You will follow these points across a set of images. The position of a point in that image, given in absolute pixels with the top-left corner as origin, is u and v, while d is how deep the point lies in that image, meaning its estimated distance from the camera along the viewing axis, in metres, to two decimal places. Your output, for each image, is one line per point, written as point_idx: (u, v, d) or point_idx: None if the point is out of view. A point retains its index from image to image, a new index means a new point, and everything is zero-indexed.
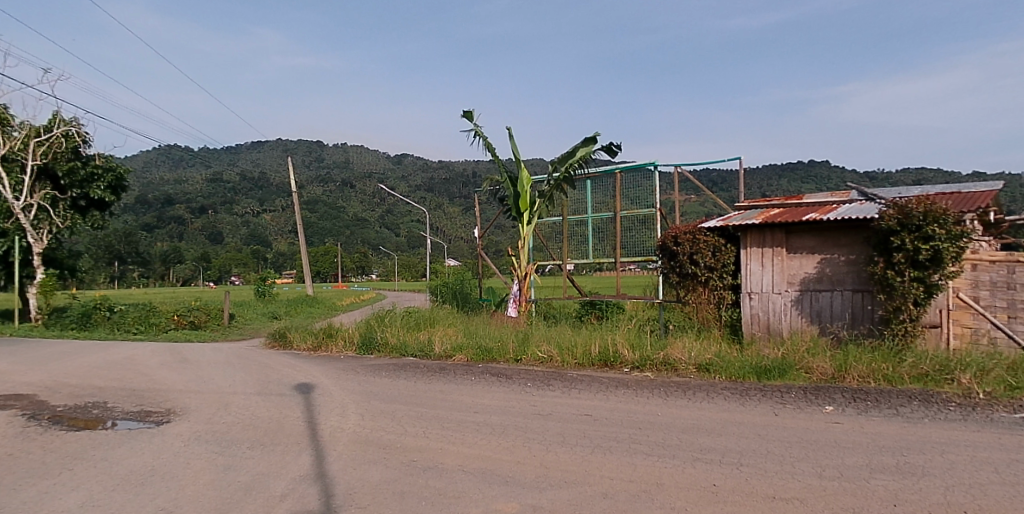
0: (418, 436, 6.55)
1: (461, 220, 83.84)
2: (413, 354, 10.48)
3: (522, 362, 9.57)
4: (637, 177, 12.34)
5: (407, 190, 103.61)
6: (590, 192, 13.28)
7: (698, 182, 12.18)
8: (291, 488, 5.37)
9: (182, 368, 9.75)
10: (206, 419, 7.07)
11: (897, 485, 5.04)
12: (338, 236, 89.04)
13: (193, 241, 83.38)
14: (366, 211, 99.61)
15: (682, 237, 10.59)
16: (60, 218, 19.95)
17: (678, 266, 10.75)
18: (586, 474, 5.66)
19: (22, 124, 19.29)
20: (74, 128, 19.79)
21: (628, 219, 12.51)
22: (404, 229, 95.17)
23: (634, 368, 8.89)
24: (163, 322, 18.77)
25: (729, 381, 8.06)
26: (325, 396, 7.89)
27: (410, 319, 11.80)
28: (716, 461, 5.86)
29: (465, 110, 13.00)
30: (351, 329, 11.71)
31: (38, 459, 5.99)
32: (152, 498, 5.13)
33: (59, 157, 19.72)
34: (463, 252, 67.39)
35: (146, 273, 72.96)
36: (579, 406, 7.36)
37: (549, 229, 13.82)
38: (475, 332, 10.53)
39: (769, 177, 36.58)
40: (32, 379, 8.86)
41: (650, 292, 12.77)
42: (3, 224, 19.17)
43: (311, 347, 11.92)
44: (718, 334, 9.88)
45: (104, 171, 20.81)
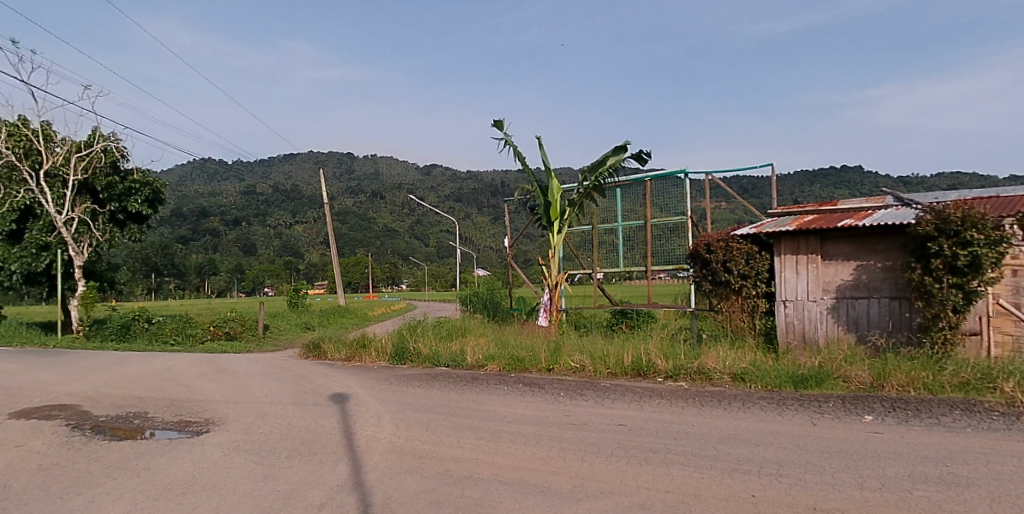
0: (452, 446, 6.58)
1: (490, 230, 83.76)
2: (445, 364, 10.46)
3: (555, 372, 9.49)
4: (667, 185, 12.22)
5: (435, 200, 104.15)
6: (620, 201, 13.27)
7: (730, 189, 12.04)
8: (329, 497, 5.51)
9: (220, 378, 9.82)
10: (244, 429, 7.13)
11: (940, 496, 4.93)
12: (369, 246, 89.62)
13: (225, 252, 84.58)
14: (393, 221, 100.44)
15: (714, 245, 10.47)
16: (99, 231, 20.36)
17: (711, 274, 10.62)
18: (623, 485, 5.65)
19: (64, 140, 19.75)
20: (113, 143, 20.18)
21: (659, 227, 12.38)
22: (432, 240, 95.21)
23: (667, 378, 8.76)
24: (199, 333, 18.97)
25: (764, 390, 7.91)
26: (358, 405, 7.94)
27: (441, 330, 11.79)
28: (754, 472, 5.82)
29: (495, 121, 13.05)
30: (383, 340, 11.71)
31: (84, 470, 6.19)
32: (194, 509, 5.30)
33: (98, 172, 20.12)
34: (493, 261, 67.45)
35: (181, 284, 74.19)
36: (613, 415, 7.29)
37: (579, 238, 13.77)
38: (507, 343, 10.46)
39: (801, 184, 36.18)
40: (76, 388, 9.01)
41: (682, 300, 12.62)
42: (46, 239, 19.56)
43: (345, 358, 11.95)
44: (753, 343, 9.71)
45: (141, 186, 21.14)
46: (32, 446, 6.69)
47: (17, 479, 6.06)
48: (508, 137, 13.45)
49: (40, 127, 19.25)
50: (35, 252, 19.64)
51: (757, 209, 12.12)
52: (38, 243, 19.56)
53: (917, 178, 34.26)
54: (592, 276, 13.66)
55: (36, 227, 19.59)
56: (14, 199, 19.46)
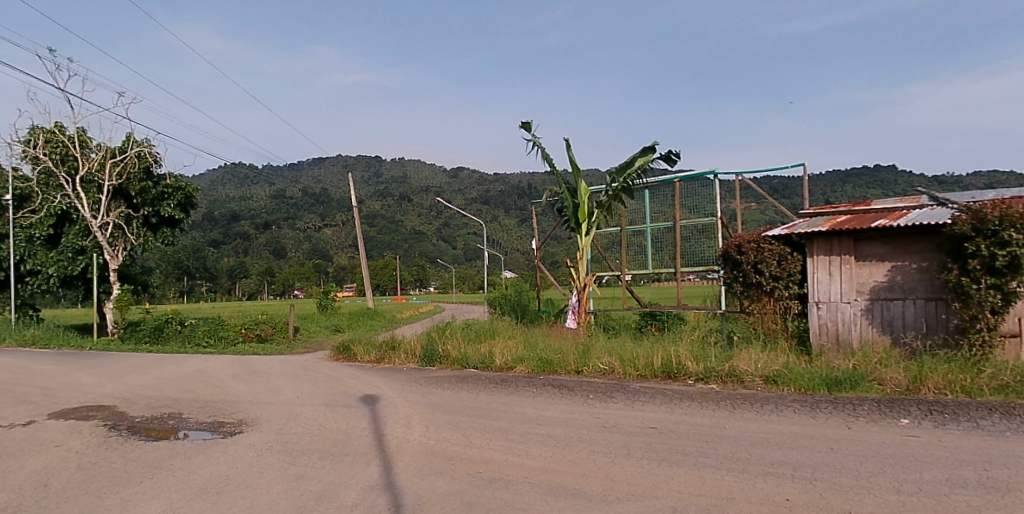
0: (483, 447, 6.58)
1: (517, 233, 83.70)
2: (474, 366, 10.46)
3: (584, 374, 9.44)
4: (696, 186, 12.13)
5: (462, 203, 104.59)
6: (648, 202, 13.12)
7: (760, 189, 11.87)
8: (360, 498, 5.55)
9: (252, 380, 9.90)
10: (275, 430, 7.20)
11: (980, 501, 4.81)
12: (396, 249, 90.28)
13: (255, 256, 85.75)
14: (422, 224, 101.21)
15: (745, 246, 10.33)
16: (133, 235, 20.76)
17: (742, 276, 10.49)
18: (654, 488, 5.61)
19: (99, 146, 20.06)
20: (146, 148, 20.49)
21: (688, 228, 12.29)
22: (459, 242, 95.23)
23: (698, 380, 8.68)
24: (231, 335, 19.20)
25: (798, 393, 7.79)
26: (388, 406, 7.98)
27: (470, 332, 11.79)
28: (789, 476, 5.76)
29: (524, 122, 13.05)
30: (413, 342, 11.75)
31: (120, 470, 6.32)
32: (228, 508, 5.39)
33: (132, 177, 20.43)
34: (520, 263, 67.41)
35: (213, 287, 75.27)
36: (643, 418, 7.23)
37: (606, 239, 13.69)
38: (535, 345, 10.43)
39: (832, 184, 35.71)
40: (113, 389, 9.15)
41: (712, 303, 12.41)
42: (83, 243, 19.99)
43: (374, 359, 12.01)
44: (785, 345, 9.57)
45: (174, 190, 21.45)
46: (70, 446, 6.84)
47: (57, 478, 6.21)
48: (535, 139, 13.41)
49: (76, 134, 19.60)
50: (72, 255, 20.09)
51: (787, 209, 11.94)
52: (74, 247, 19.99)
53: (952, 177, 33.56)
54: (620, 278, 13.55)
55: (74, 231, 19.97)
56: (52, 204, 19.91)
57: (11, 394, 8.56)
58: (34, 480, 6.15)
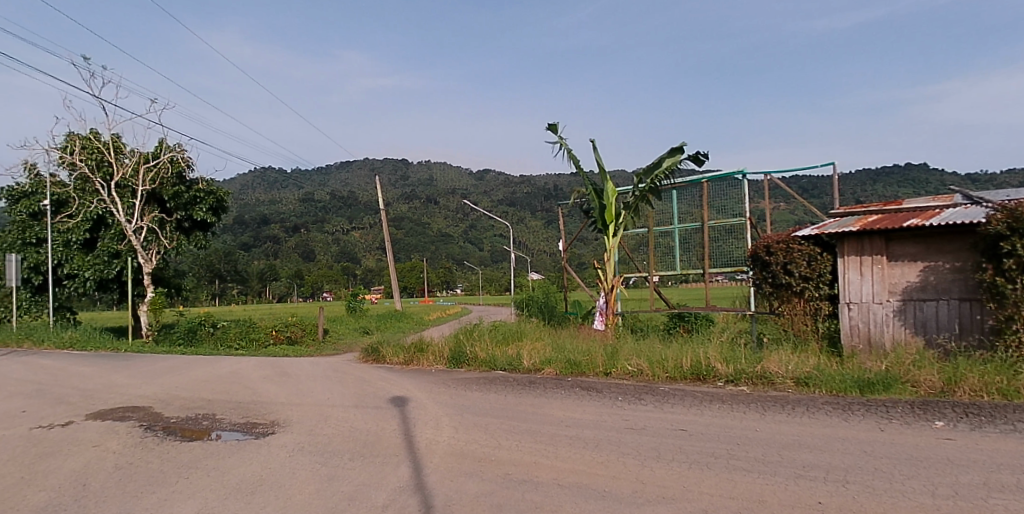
0: (512, 449, 6.61)
1: (544, 234, 83.87)
2: (502, 368, 10.49)
3: (612, 376, 9.43)
4: (724, 186, 12.04)
5: (490, 205, 104.91)
6: (676, 202, 12.96)
7: (789, 189, 11.74)
8: (391, 499, 5.61)
9: (283, 381, 10.01)
10: (306, 430, 7.31)
11: (1020, 505, 4.75)
12: (424, 251, 91.03)
13: (283, 258, 86.82)
14: (449, 226, 101.95)
15: (774, 247, 10.27)
16: (167, 239, 21.19)
17: (771, 277, 10.40)
18: (684, 490, 5.60)
19: (133, 151, 20.39)
20: (179, 153, 20.76)
21: (716, 229, 12.15)
22: (484, 242, 94.66)
23: (728, 382, 8.62)
24: (262, 338, 19.50)
25: (829, 395, 7.70)
26: (417, 408, 8.03)
27: (497, 334, 11.82)
28: (821, 479, 5.71)
29: (552, 123, 13.07)
30: (440, 344, 11.80)
31: (157, 469, 6.46)
32: (262, 507, 5.50)
33: (166, 182, 20.77)
34: (547, 264, 67.24)
35: (245, 290, 76.14)
36: (673, 421, 7.20)
37: (634, 240, 13.62)
38: (563, 347, 10.43)
39: (863, 183, 35.18)
40: (147, 390, 9.32)
41: (741, 304, 12.34)
42: (117, 247, 20.56)
43: (403, 361, 12.09)
44: (816, 347, 9.44)
45: (206, 194, 21.76)
46: (108, 446, 7.00)
47: (96, 478, 6.35)
48: (562, 140, 13.35)
49: (110, 140, 19.94)
50: (107, 259, 20.54)
51: (815, 208, 11.81)
52: (110, 251, 20.53)
53: (989, 175, 32.81)
54: (647, 280, 13.43)
55: (108, 236, 20.59)
56: (88, 209, 20.49)
57: (51, 395, 8.79)
58: (74, 479, 6.31)
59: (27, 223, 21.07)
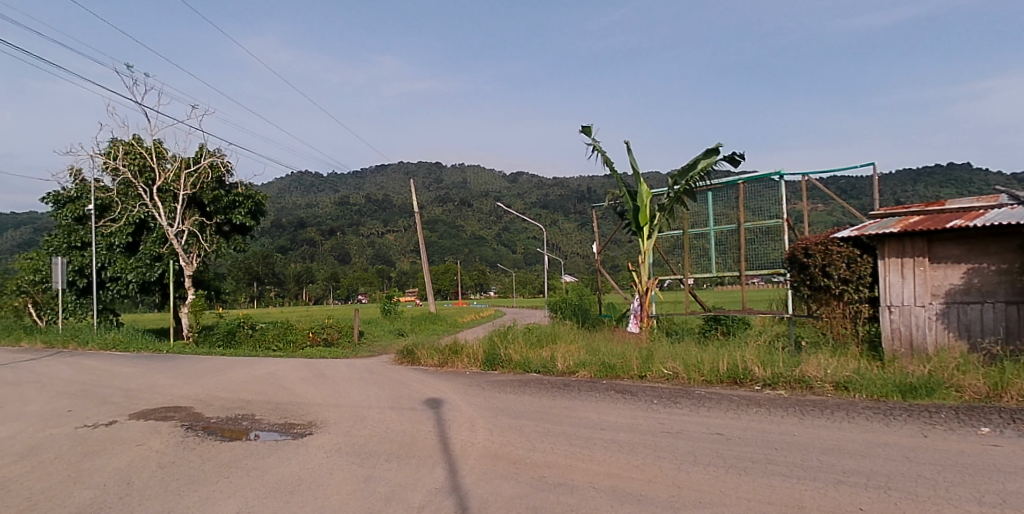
0: (547, 452, 6.62)
1: (578, 236, 83.92)
2: (536, 370, 10.51)
3: (647, 379, 9.38)
4: (760, 187, 11.95)
5: (524, 207, 105.23)
6: (712, 204, 12.94)
7: (827, 190, 11.55)
8: (428, 500, 5.66)
9: (320, 382, 10.13)
10: (343, 431, 7.40)
11: None
12: (457, 254, 91.70)
13: (319, 261, 88.07)
14: (483, 229, 102.69)
15: (812, 248, 10.11)
16: (207, 242, 21.51)
17: (809, 279, 10.27)
18: (722, 495, 5.55)
19: (174, 157, 20.81)
20: (218, 158, 21.18)
21: (752, 231, 12.04)
22: (518, 245, 95.55)
23: (765, 386, 8.52)
24: (299, 339, 19.78)
25: (871, 400, 7.58)
26: (452, 409, 8.07)
27: (531, 336, 11.85)
28: (862, 484, 5.62)
29: (586, 126, 13.07)
30: (475, 346, 11.85)
31: (199, 468, 6.60)
32: (302, 507, 5.58)
33: (205, 186, 21.16)
34: (580, 266, 67.05)
35: (281, 292, 77.25)
36: (710, 425, 7.13)
37: (668, 243, 13.60)
38: (598, 349, 10.42)
39: (903, 184, 34.49)
40: (188, 391, 9.51)
41: (778, 307, 12.21)
42: (159, 250, 20.86)
43: (437, 363, 12.15)
44: (856, 350, 9.31)
45: (245, 198, 22.16)
46: (151, 445, 7.16)
47: (140, 476, 6.50)
48: (597, 143, 13.32)
49: (152, 146, 20.40)
50: (149, 262, 21.00)
51: (853, 208, 11.60)
52: (152, 254, 20.86)
53: None
54: (682, 282, 13.39)
55: (151, 239, 20.95)
56: (130, 214, 20.77)
57: (97, 395, 9.02)
58: (119, 477, 6.46)
59: (72, 226, 21.60)
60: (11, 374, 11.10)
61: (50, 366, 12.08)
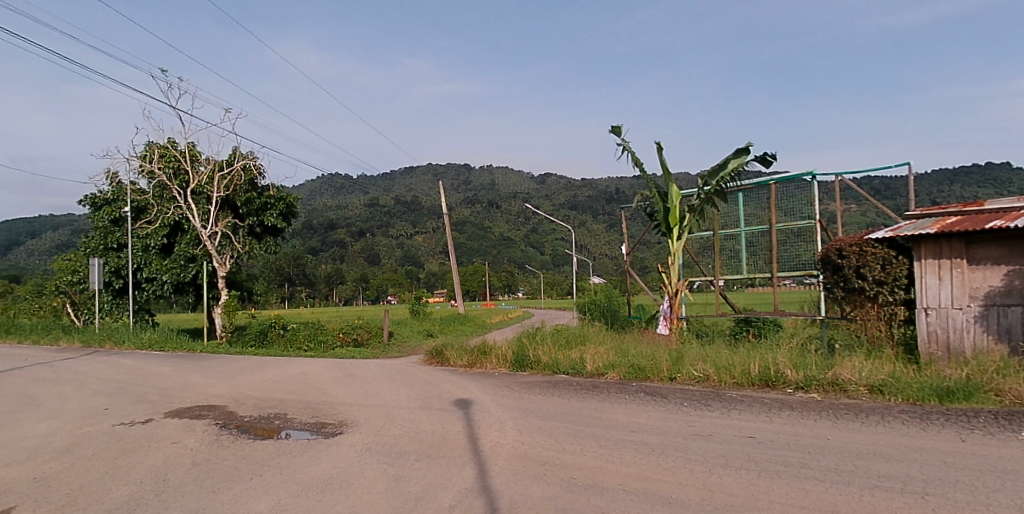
0: (577, 453, 6.61)
1: (607, 237, 83.90)
2: (565, 372, 10.51)
3: (677, 381, 9.33)
4: (793, 188, 11.84)
5: (552, 208, 105.42)
6: (742, 205, 13.00)
7: (860, 190, 11.38)
8: (457, 500, 5.68)
9: (350, 382, 10.24)
10: (373, 431, 7.46)
11: None
12: (486, 256, 92.11)
13: (349, 263, 89.09)
14: (513, 230, 103.04)
15: (846, 250, 9.97)
16: (240, 243, 21.68)
17: (843, 281, 10.15)
18: (754, 499, 5.49)
19: (207, 159, 21.17)
20: (250, 161, 21.52)
21: (783, 232, 12.00)
22: (547, 246, 95.87)
23: (797, 389, 8.44)
24: (331, 340, 20.07)
25: (906, 404, 7.45)
26: (481, 410, 8.11)
27: (560, 337, 11.84)
28: (898, 490, 5.53)
29: (615, 127, 13.02)
30: (504, 348, 11.88)
31: (232, 466, 6.71)
32: (332, 505, 5.64)
33: (238, 189, 21.49)
34: (608, 267, 66.83)
35: (313, 293, 78.04)
36: (742, 428, 7.07)
37: (698, 244, 13.55)
38: (627, 351, 10.36)
39: (939, 183, 33.86)
40: (222, 389, 9.68)
41: (810, 309, 12.08)
42: (193, 251, 21.15)
43: (466, 364, 12.21)
44: (891, 353, 9.18)
45: (276, 200, 22.48)
46: (186, 443, 7.30)
47: (175, 473, 6.62)
48: (626, 143, 13.28)
49: (187, 149, 20.79)
50: (184, 263, 21.32)
51: (887, 209, 11.42)
52: (186, 255, 21.20)
53: None
54: (712, 283, 13.37)
55: (186, 240, 21.30)
56: (166, 216, 21.19)
57: (133, 393, 9.21)
58: (155, 474, 6.59)
59: (108, 229, 22.03)
60: (52, 372, 11.40)
61: (89, 365, 12.38)
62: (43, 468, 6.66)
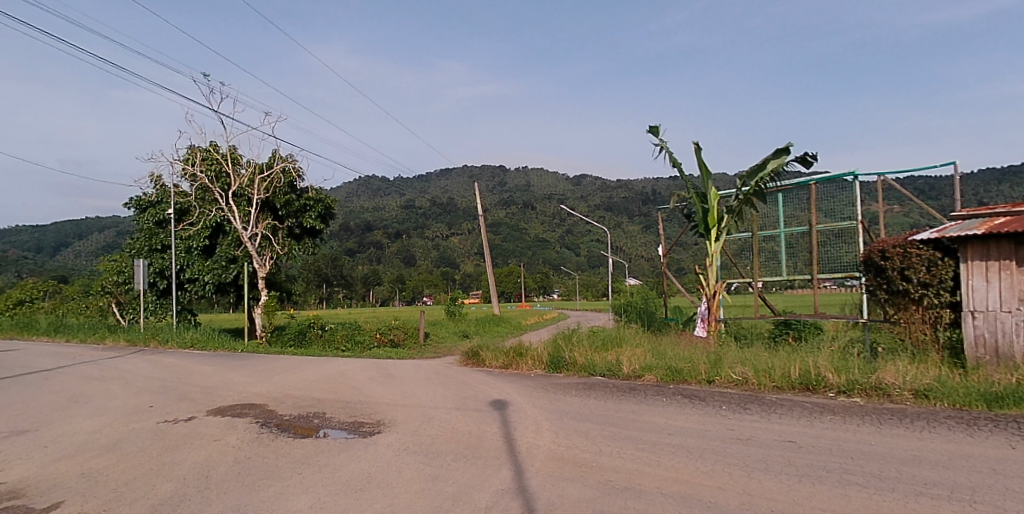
0: (613, 456, 6.59)
1: (643, 238, 83.77)
2: (601, 374, 10.50)
3: (715, 384, 9.25)
4: (834, 188, 11.73)
5: (586, 209, 105.17)
6: (782, 206, 12.81)
7: (904, 190, 11.14)
8: (494, 500, 5.70)
9: (387, 382, 10.35)
10: (411, 431, 7.53)
11: None
12: (522, 257, 92.20)
13: (386, 264, 90.14)
14: (548, 230, 103.31)
15: (890, 251, 9.90)
16: (280, 245, 22.05)
17: (886, 283, 10.06)
18: (795, 504, 5.42)
19: (248, 163, 21.61)
20: (290, 164, 21.83)
21: (824, 233, 11.81)
22: (582, 248, 96.33)
23: (840, 393, 8.32)
24: (367, 340, 20.28)
25: (952, 409, 7.27)
26: (517, 411, 8.13)
27: (597, 339, 11.82)
28: (945, 497, 5.41)
29: (654, 126, 12.67)
30: (540, 349, 11.90)
31: (272, 464, 6.83)
32: (371, 504, 5.71)
33: (278, 191, 21.81)
34: (643, 268, 66.34)
35: (350, 294, 78.86)
36: (782, 432, 6.99)
37: (737, 245, 13.48)
38: (664, 353, 10.30)
39: (987, 183, 32.94)
40: (261, 388, 9.85)
41: (852, 311, 11.84)
42: (234, 252, 21.81)
43: (503, 365, 12.26)
44: (936, 357, 8.99)
45: (315, 202, 22.67)
46: (228, 440, 7.46)
47: (217, 470, 6.76)
48: (663, 143, 13.14)
49: (228, 152, 21.23)
50: (225, 264, 21.88)
51: (931, 210, 11.17)
52: (227, 257, 21.84)
53: None
54: (751, 285, 13.24)
55: (227, 242, 22.00)
56: (208, 218, 21.84)
57: (177, 391, 9.44)
58: (198, 471, 6.73)
59: (153, 230, 22.78)
60: (98, 370, 11.73)
61: (133, 364, 12.72)
62: (91, 464, 6.86)
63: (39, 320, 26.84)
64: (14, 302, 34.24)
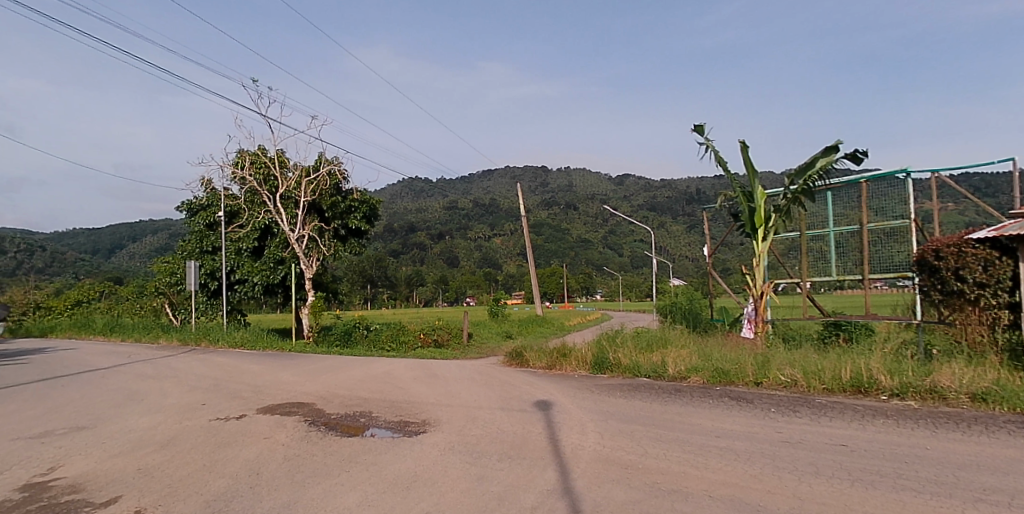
0: (660, 458, 6.57)
1: (687, 238, 83.24)
2: (646, 375, 10.47)
3: (763, 386, 9.16)
4: (884, 187, 11.40)
5: (628, 209, 104.50)
6: (831, 205, 12.57)
7: (958, 188, 10.83)
8: (540, 501, 5.73)
9: (432, 382, 10.48)
10: (455, 430, 7.62)
11: None
12: (563, 257, 91.75)
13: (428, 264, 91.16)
14: (591, 230, 103.07)
15: (944, 251, 9.67)
16: (326, 246, 22.35)
17: (940, 284, 9.86)
18: (846, 509, 5.33)
19: (295, 166, 21.99)
20: (336, 167, 22.14)
21: (875, 232, 11.56)
22: (625, 249, 96.26)
23: (892, 396, 8.17)
24: (411, 340, 20.52)
25: (1014, 414, 7.03)
26: (562, 413, 8.17)
27: (642, 340, 11.79)
28: (1005, 504, 5.26)
29: (700, 127, 12.63)
30: (583, 350, 11.91)
31: (320, 461, 6.97)
32: (418, 502, 5.79)
33: (324, 193, 22.20)
34: (689, 268, 65.71)
35: (393, 294, 79.18)
36: (833, 435, 6.89)
37: (784, 245, 13.32)
38: (711, 355, 10.22)
39: None
40: (307, 387, 10.06)
41: (904, 312, 11.60)
42: (282, 254, 22.19)
43: (546, 366, 12.31)
44: (994, 360, 8.74)
45: (361, 204, 23.14)
46: (277, 438, 7.64)
47: (268, 467, 6.92)
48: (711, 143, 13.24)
49: (275, 155, 21.65)
50: (274, 265, 22.33)
51: (987, 208, 10.84)
52: (276, 257, 22.23)
53: None
54: (799, 285, 13.11)
55: (275, 244, 22.40)
56: (258, 219, 22.38)
57: (227, 390, 9.69)
58: (249, 467, 6.91)
59: (204, 232, 23.37)
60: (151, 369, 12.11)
61: (185, 362, 13.10)
62: (146, 460, 7.07)
63: (94, 320, 27.77)
64: (71, 301, 35.59)
